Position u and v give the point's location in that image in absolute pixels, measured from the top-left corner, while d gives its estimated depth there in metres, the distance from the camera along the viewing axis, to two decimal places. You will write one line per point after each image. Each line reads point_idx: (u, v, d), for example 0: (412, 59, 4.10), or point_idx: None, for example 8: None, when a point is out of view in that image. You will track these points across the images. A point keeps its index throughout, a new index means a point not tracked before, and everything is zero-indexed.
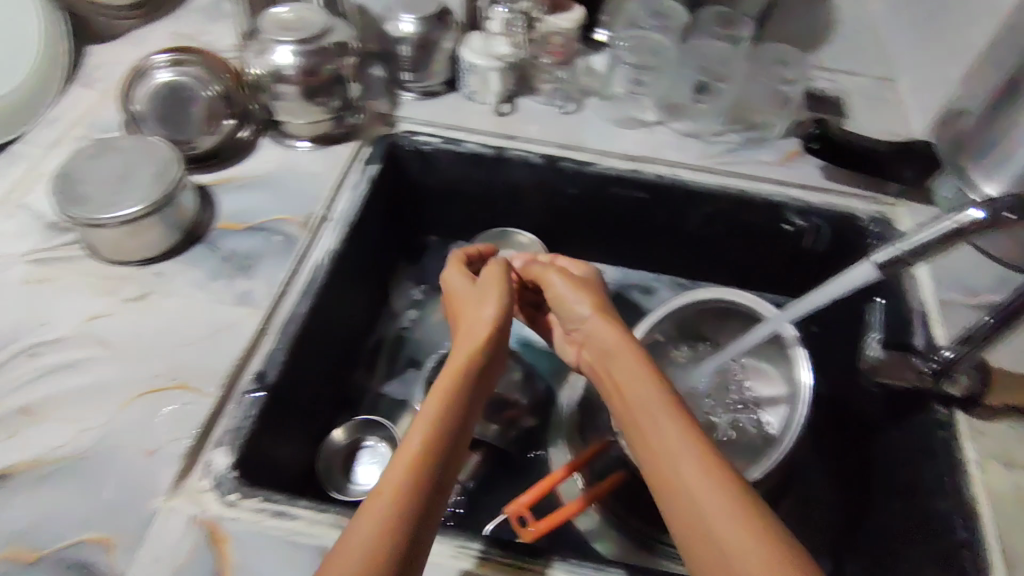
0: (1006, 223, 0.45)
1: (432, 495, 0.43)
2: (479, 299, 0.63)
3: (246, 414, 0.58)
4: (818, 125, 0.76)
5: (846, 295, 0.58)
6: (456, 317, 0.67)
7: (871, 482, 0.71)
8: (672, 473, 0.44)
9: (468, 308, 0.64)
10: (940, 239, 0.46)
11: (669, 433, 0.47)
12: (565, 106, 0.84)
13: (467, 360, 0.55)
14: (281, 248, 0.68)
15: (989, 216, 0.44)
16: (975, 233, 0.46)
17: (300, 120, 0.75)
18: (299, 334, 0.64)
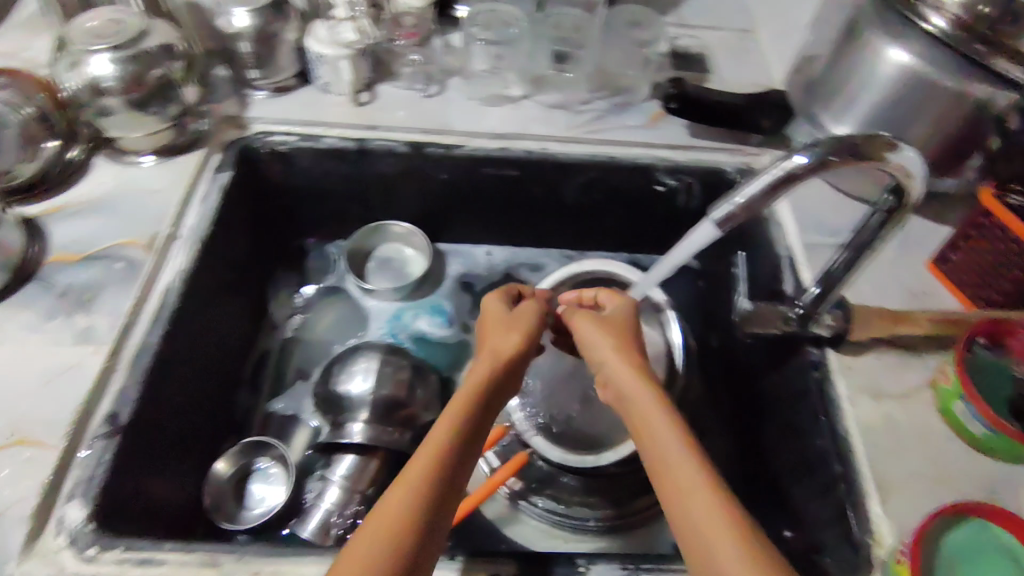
0: (831, 167, 0.45)
1: (439, 517, 0.44)
2: (507, 330, 0.60)
3: (99, 460, 0.54)
4: (676, 85, 0.76)
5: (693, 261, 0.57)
6: (481, 338, 0.63)
7: (761, 429, 0.73)
8: (683, 510, 0.43)
9: (496, 335, 0.60)
10: (770, 186, 0.46)
11: (675, 454, 0.46)
12: (426, 89, 0.81)
13: (484, 383, 0.54)
14: (123, 275, 0.64)
15: (812, 159, 0.45)
16: (804, 180, 0.46)
17: (134, 133, 0.69)
18: (153, 365, 0.60)
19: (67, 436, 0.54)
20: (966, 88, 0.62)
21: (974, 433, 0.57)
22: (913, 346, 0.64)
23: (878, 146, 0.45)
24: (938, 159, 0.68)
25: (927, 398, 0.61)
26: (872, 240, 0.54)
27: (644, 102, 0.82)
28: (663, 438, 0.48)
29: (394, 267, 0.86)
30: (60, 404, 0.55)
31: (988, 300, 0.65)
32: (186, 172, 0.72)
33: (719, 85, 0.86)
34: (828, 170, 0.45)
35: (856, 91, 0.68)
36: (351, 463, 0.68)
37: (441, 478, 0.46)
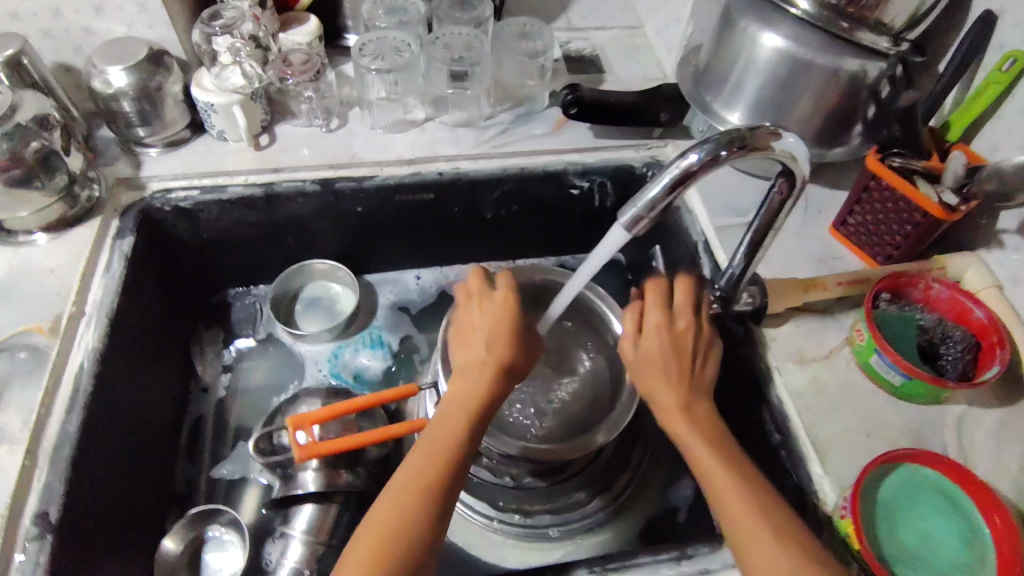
0: (721, 162, 0.48)
1: (441, 502, 0.50)
2: (491, 332, 0.58)
3: (35, 565, 0.50)
4: (572, 91, 0.77)
5: (606, 266, 0.58)
6: (465, 321, 0.61)
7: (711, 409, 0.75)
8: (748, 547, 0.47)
9: (481, 329, 0.59)
10: (668, 186, 0.47)
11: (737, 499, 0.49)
12: (327, 124, 0.80)
13: (485, 391, 0.55)
14: (30, 365, 0.60)
15: (704, 156, 0.47)
16: (698, 179, 0.48)
17: (19, 213, 0.65)
18: (76, 455, 0.56)
19: None
20: (838, 64, 0.66)
21: (892, 382, 0.61)
22: (828, 310, 0.68)
23: (762, 137, 0.49)
24: (823, 130, 0.72)
25: (847, 356, 0.65)
26: (772, 222, 0.57)
27: (546, 109, 0.84)
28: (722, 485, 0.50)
29: (322, 306, 0.85)
30: None
31: (887, 255, 0.70)
32: (83, 244, 0.68)
33: (615, 84, 0.89)
34: (720, 165, 0.48)
35: (741, 75, 0.72)
36: (310, 513, 0.66)
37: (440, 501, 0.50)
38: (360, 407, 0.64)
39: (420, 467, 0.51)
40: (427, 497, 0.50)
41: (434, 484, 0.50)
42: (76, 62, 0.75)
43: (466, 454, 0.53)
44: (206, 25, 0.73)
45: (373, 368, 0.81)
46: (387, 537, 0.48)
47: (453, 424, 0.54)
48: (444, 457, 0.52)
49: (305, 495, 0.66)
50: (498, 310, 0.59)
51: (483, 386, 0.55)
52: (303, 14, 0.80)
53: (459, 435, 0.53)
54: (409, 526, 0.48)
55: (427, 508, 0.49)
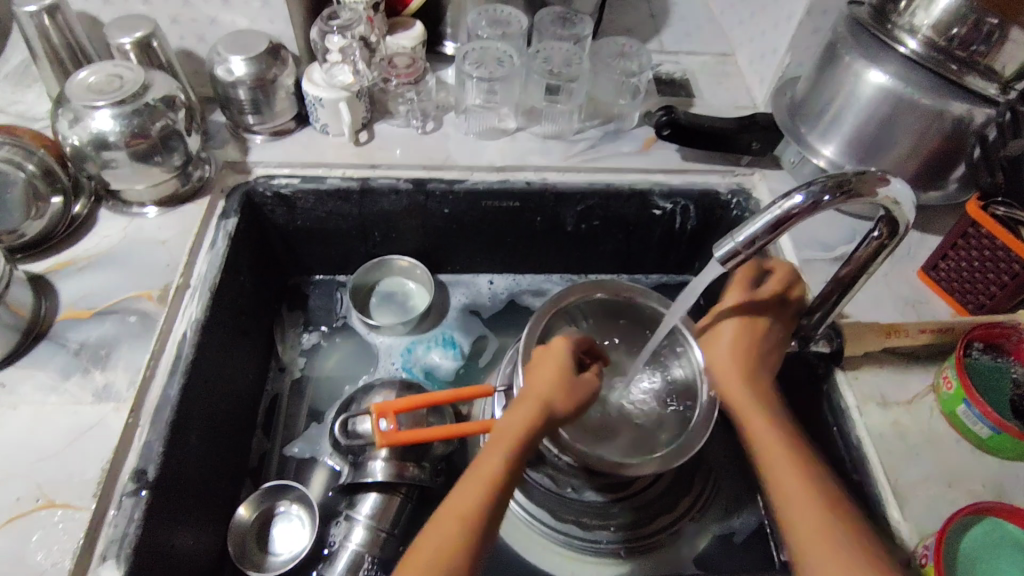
0: (825, 207, 0.47)
1: (480, 540, 0.50)
2: (543, 374, 0.59)
3: (129, 519, 0.54)
4: (667, 113, 0.78)
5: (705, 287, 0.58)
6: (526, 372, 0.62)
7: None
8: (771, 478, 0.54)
9: (535, 372, 0.60)
10: (768, 226, 0.47)
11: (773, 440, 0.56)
12: (423, 126, 0.83)
13: (530, 423, 0.55)
14: (137, 329, 0.63)
15: (807, 199, 0.47)
16: (798, 222, 0.48)
17: (138, 185, 0.70)
18: (173, 419, 0.59)
19: (96, 495, 0.53)
20: (944, 107, 0.65)
21: (979, 434, 0.59)
22: (915, 354, 0.67)
23: (869, 183, 0.48)
24: (922, 172, 0.71)
25: (931, 403, 0.63)
26: (863, 267, 0.57)
27: (635, 128, 0.85)
28: (800, 503, 0.51)
29: (397, 302, 0.87)
30: (84, 465, 0.54)
31: (980, 305, 0.68)
32: (192, 221, 0.72)
33: (704, 109, 0.89)
34: (824, 209, 0.48)
35: (840, 110, 0.71)
36: (375, 501, 0.68)
37: (478, 540, 0.50)
38: (439, 401, 0.65)
39: (462, 502, 0.51)
40: (464, 526, 0.50)
41: (474, 516, 0.50)
42: (197, 49, 0.79)
43: (509, 487, 0.53)
44: (324, 24, 0.77)
45: (443, 367, 0.83)
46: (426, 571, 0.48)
47: (490, 456, 0.54)
48: (483, 489, 0.51)
49: (370, 484, 0.67)
50: (554, 355, 0.60)
51: (527, 420, 0.55)
52: (410, 19, 0.83)
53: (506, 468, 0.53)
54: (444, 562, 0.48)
55: (468, 539, 0.49)
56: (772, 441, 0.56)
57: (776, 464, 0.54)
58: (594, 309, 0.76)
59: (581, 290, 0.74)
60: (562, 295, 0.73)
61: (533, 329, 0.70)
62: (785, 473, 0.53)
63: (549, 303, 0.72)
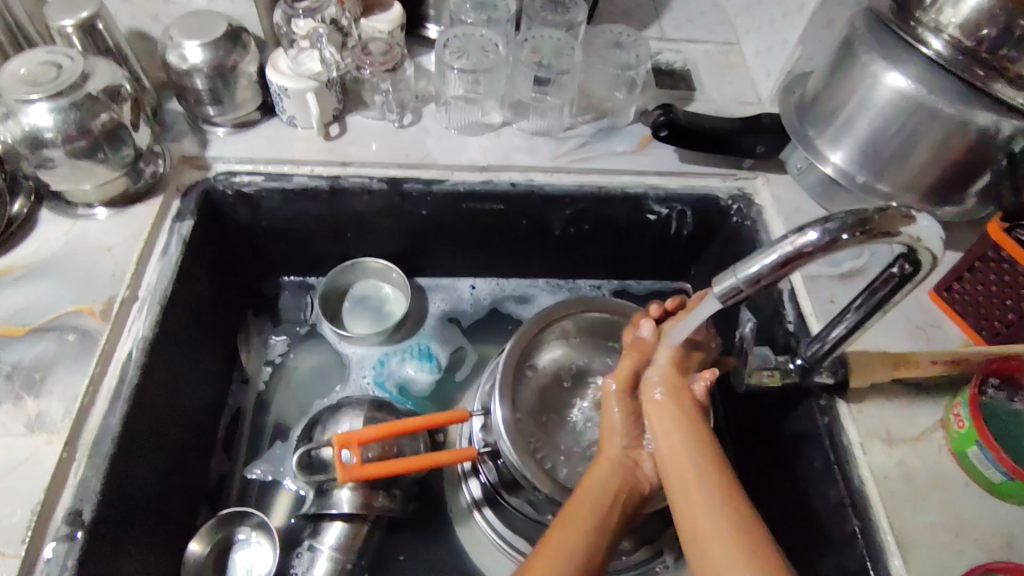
0: (842, 247, 0.42)
1: None
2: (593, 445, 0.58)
3: (61, 568, 0.48)
4: (664, 112, 0.71)
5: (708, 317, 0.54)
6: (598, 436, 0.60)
7: (777, 481, 0.68)
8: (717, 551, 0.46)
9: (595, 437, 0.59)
10: (775, 264, 0.43)
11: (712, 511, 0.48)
12: (400, 119, 0.76)
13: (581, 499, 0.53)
14: (77, 348, 0.57)
15: (823, 237, 0.42)
16: (811, 260, 0.43)
17: (82, 185, 0.63)
18: (115, 451, 0.54)
19: (24, 540, 0.48)
20: (968, 118, 0.59)
21: (990, 479, 0.55)
22: (925, 387, 0.62)
23: (893, 220, 0.43)
24: (938, 186, 0.65)
25: (940, 441, 0.59)
26: (878, 300, 0.52)
27: (629, 125, 0.79)
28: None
29: (372, 307, 0.81)
30: (12, 506, 0.49)
31: (995, 331, 0.63)
32: (143, 223, 0.65)
33: (706, 105, 0.82)
34: (840, 249, 0.42)
35: (853, 114, 0.65)
36: (339, 531, 0.63)
37: None
38: (409, 430, 0.61)
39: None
40: None
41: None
42: (152, 30, 0.72)
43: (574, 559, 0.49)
44: (288, 6, 0.69)
45: (419, 380, 0.78)
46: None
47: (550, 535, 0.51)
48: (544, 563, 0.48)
49: (335, 514, 0.63)
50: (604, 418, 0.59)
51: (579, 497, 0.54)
52: None
53: (575, 551, 0.49)
54: None
55: None
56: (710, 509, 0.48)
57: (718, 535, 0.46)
58: (584, 326, 0.71)
59: (556, 311, 0.69)
60: (551, 310, 0.68)
61: (514, 348, 0.66)
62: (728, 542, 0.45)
63: (537, 317, 0.68)
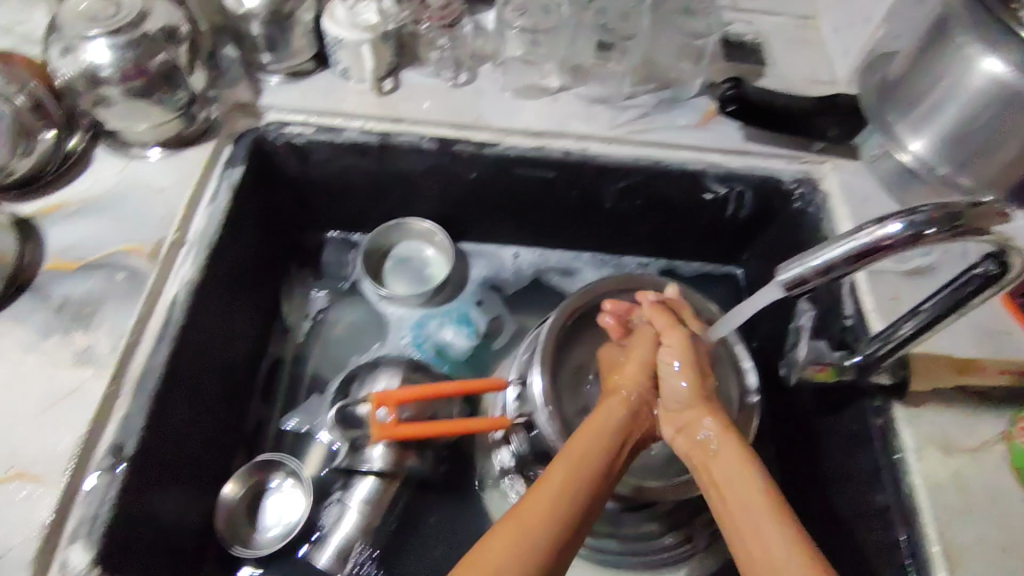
0: (925, 242, 0.39)
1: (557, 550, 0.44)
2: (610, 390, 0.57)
3: (102, 498, 0.49)
4: (735, 86, 0.69)
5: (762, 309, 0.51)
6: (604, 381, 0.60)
7: (819, 480, 0.65)
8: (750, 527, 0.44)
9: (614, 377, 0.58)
10: (852, 255, 0.40)
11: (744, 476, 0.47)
12: (455, 78, 0.74)
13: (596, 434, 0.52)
14: (126, 287, 0.58)
15: (906, 229, 0.39)
16: (889, 255, 0.40)
17: (136, 126, 0.63)
18: (159, 389, 0.54)
19: (68, 470, 0.49)
20: None
21: None
22: (988, 396, 0.58)
23: (985, 217, 0.40)
24: None
25: (1000, 454, 0.55)
26: (957, 301, 0.49)
27: (692, 98, 0.75)
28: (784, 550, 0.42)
29: (413, 268, 0.80)
30: (59, 435, 0.50)
31: None
32: (195, 167, 0.65)
33: (776, 82, 0.78)
34: (923, 245, 0.40)
35: (940, 99, 0.60)
36: (369, 487, 0.63)
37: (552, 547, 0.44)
38: (443, 394, 0.62)
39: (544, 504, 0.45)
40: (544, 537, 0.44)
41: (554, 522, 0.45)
42: None
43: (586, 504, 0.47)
44: None
45: (457, 346, 0.77)
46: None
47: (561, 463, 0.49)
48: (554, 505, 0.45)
49: (366, 471, 0.62)
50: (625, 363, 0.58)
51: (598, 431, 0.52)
52: None
53: (569, 496, 0.46)
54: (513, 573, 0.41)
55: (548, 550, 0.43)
56: (739, 481, 0.47)
57: (745, 503, 0.46)
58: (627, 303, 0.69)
59: (597, 289, 0.67)
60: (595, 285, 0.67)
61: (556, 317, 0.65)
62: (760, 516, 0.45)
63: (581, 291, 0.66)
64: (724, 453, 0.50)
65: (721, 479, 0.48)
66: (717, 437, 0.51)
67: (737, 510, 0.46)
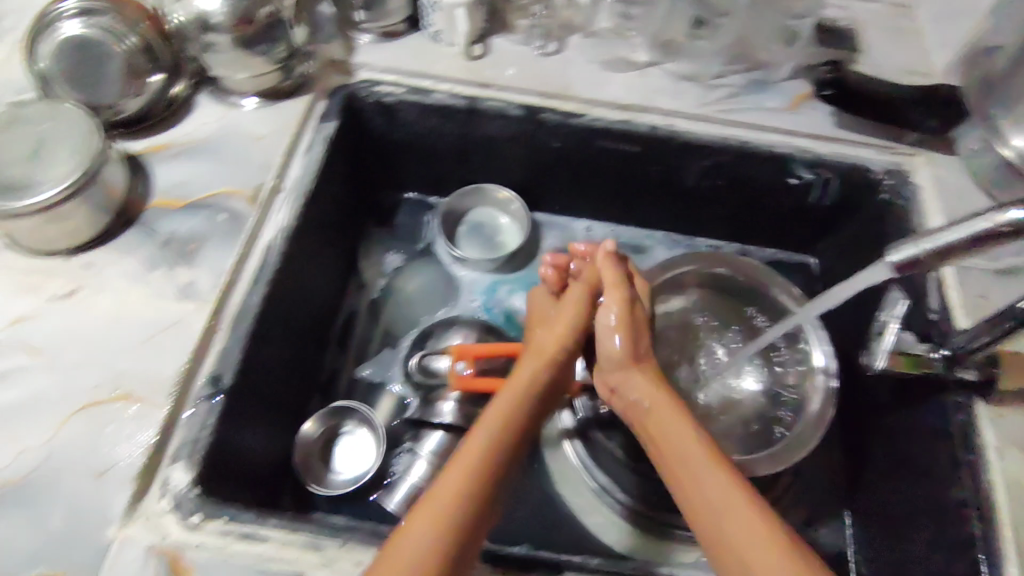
0: None
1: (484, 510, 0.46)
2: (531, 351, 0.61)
3: (202, 424, 0.52)
4: (833, 70, 0.71)
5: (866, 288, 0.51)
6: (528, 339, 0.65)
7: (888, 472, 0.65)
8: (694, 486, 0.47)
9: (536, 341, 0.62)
10: (970, 240, 0.39)
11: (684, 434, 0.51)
12: (544, 47, 0.74)
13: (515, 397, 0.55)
14: (227, 228, 0.60)
15: None
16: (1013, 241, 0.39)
17: (237, 75, 0.65)
18: (255, 327, 0.57)
19: (173, 395, 0.52)
20: None
21: None
22: None
23: None
24: None
25: None
26: None
27: (782, 81, 0.74)
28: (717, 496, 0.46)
29: (485, 235, 0.81)
30: (164, 361, 0.53)
31: None
32: (291, 119, 0.67)
33: (869, 70, 0.76)
34: None
35: None
36: (439, 439, 0.65)
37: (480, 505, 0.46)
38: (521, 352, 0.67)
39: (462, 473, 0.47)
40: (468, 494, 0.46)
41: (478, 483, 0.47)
42: None
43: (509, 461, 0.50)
44: None
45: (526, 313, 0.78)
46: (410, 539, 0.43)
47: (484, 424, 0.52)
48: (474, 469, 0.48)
49: (437, 423, 0.66)
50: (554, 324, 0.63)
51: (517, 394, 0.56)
52: None
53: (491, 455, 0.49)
54: (438, 535, 0.43)
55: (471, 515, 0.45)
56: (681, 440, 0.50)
57: (684, 458, 0.49)
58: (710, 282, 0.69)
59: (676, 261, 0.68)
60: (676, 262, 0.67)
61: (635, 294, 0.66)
62: (698, 468, 0.48)
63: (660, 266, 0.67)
64: (659, 415, 0.53)
65: (663, 439, 0.51)
66: (655, 400, 0.54)
67: (678, 466, 0.49)
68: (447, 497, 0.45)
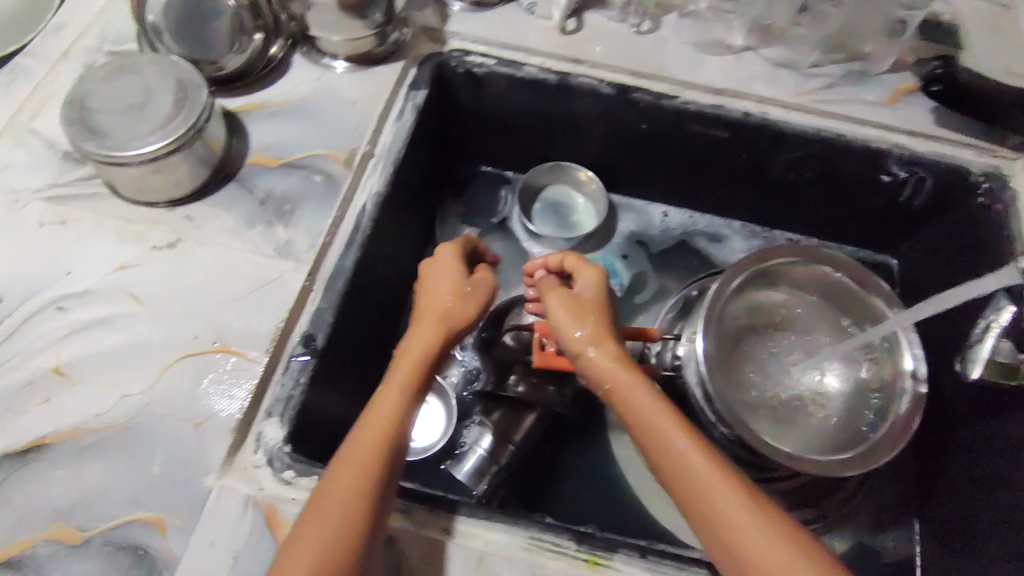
0: None
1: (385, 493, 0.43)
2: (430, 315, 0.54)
3: (296, 381, 0.52)
4: (944, 65, 0.68)
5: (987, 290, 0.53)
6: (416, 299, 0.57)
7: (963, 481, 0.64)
8: (671, 462, 0.44)
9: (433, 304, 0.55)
10: None
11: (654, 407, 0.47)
12: (639, 25, 0.73)
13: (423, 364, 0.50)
14: (322, 190, 0.61)
15: None
16: None
17: (335, 37, 0.65)
18: (347, 289, 0.57)
19: (268, 351, 0.53)
20: None
21: None
22: None
23: None
24: None
25: None
26: None
27: (883, 74, 0.72)
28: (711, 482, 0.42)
29: (562, 214, 0.81)
30: (261, 318, 0.54)
31: None
32: (384, 84, 0.67)
33: None
34: None
35: None
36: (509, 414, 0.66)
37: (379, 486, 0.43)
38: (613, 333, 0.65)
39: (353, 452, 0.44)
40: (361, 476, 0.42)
41: (371, 467, 0.43)
42: None
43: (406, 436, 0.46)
44: None
45: None
46: (329, 534, 0.40)
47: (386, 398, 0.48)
48: (374, 450, 0.44)
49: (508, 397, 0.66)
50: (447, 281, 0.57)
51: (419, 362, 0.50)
52: None
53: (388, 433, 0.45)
54: (337, 526, 0.40)
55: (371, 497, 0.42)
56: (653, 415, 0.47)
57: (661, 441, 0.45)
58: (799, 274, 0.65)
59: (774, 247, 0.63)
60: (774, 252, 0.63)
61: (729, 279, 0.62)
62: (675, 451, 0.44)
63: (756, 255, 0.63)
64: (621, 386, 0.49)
65: (636, 416, 0.47)
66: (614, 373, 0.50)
67: (654, 444, 0.46)
68: (350, 481, 0.42)
